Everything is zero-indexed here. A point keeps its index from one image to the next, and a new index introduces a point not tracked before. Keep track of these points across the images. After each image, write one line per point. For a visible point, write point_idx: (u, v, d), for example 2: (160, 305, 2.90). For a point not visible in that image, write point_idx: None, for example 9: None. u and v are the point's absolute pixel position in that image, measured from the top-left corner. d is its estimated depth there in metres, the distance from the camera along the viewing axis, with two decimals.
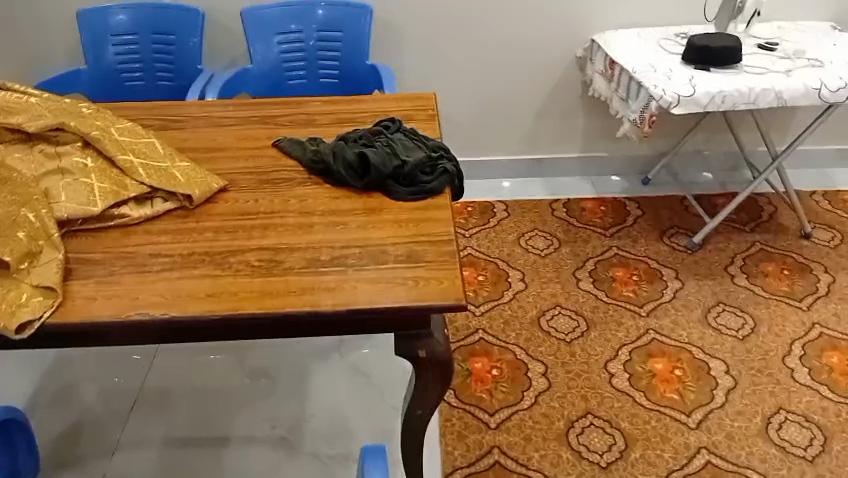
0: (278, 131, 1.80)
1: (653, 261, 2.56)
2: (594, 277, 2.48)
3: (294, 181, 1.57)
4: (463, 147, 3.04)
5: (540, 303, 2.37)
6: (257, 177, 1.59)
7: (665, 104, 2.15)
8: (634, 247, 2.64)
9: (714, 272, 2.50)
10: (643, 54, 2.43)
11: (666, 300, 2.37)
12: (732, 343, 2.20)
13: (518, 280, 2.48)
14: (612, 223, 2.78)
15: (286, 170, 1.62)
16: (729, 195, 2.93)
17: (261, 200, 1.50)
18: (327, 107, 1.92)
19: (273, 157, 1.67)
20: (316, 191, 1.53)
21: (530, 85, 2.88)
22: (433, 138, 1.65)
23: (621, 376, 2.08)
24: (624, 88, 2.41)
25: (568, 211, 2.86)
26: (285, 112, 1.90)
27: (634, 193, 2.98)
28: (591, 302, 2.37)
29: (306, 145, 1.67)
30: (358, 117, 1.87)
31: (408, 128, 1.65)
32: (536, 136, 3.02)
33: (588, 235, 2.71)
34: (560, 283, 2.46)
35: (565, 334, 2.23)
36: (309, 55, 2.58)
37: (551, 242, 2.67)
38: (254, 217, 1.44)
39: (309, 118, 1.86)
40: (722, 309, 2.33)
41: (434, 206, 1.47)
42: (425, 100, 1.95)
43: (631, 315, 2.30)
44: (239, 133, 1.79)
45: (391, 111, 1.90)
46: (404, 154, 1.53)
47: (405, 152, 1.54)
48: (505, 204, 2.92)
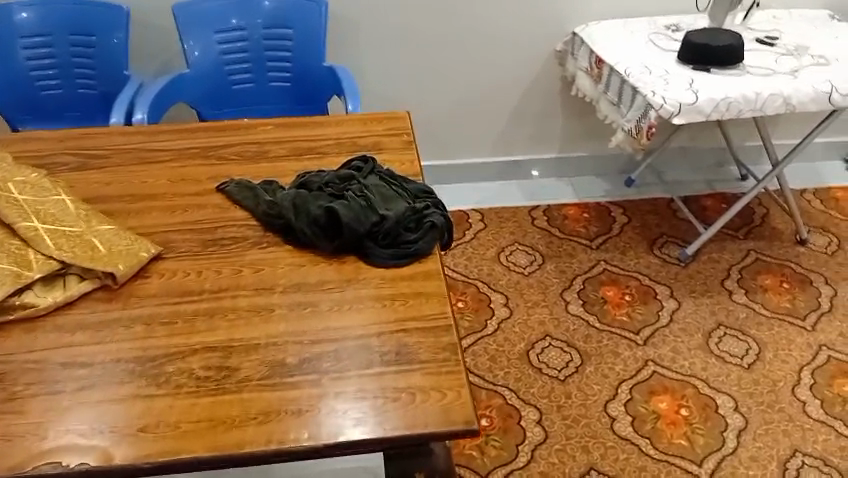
0: (223, 169, 1.49)
1: (644, 277, 2.35)
2: (583, 299, 2.26)
3: (246, 242, 1.28)
4: (433, 150, 2.75)
5: (528, 334, 2.14)
6: (199, 238, 1.29)
7: (666, 115, 1.91)
8: (623, 261, 2.42)
9: (710, 288, 2.31)
10: (633, 52, 2.17)
11: (663, 325, 2.17)
12: (737, 373, 2.02)
13: (503, 306, 2.24)
14: (597, 232, 2.56)
15: (235, 226, 1.32)
16: (718, 196, 2.74)
17: (205, 272, 1.21)
18: (281, 134, 1.62)
19: (218, 207, 1.37)
20: (274, 256, 1.24)
21: (505, 81, 2.61)
22: (416, 182, 1.37)
23: (624, 420, 1.88)
24: (615, 92, 2.15)
25: (549, 219, 2.63)
26: (231, 141, 1.59)
27: (618, 195, 2.75)
28: (583, 330, 2.15)
29: (259, 190, 1.37)
30: (320, 146, 1.57)
31: (385, 169, 1.36)
32: (511, 138, 2.76)
33: (572, 246, 2.49)
34: (548, 307, 2.23)
35: (557, 370, 2.02)
36: (256, 57, 2.25)
37: (533, 258, 2.44)
38: (196, 300, 1.15)
39: (260, 149, 1.56)
40: (723, 333, 2.15)
41: (422, 273, 1.20)
42: (398, 121, 1.66)
43: (626, 345, 2.10)
44: (175, 172, 1.47)
45: (359, 136, 1.60)
46: (383, 208, 1.24)
47: (384, 205, 1.26)
48: (481, 213, 2.66)
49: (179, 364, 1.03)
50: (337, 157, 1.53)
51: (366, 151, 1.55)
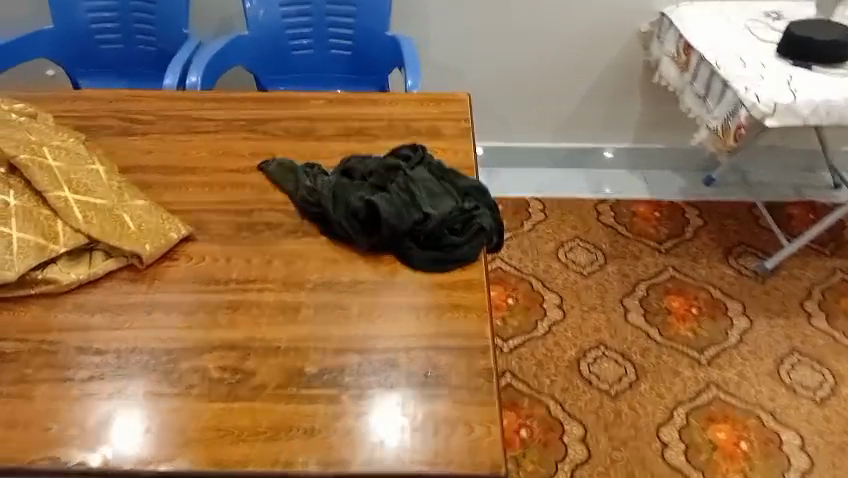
0: (267, 145, 1.40)
1: (714, 290, 2.18)
2: (645, 308, 2.12)
3: (281, 229, 1.19)
4: (498, 132, 2.60)
5: (580, 340, 2.02)
6: (233, 220, 1.21)
7: (759, 116, 1.70)
8: (694, 269, 2.25)
9: (787, 309, 2.12)
10: (727, 41, 1.96)
11: (730, 346, 2.01)
12: (807, 408, 1.84)
13: (556, 307, 2.13)
14: (667, 234, 2.38)
15: (272, 209, 1.24)
16: (805, 205, 2.49)
17: (234, 258, 1.13)
18: (332, 110, 1.52)
19: (257, 187, 1.29)
20: (308, 248, 1.15)
21: (581, 63, 2.43)
22: (469, 178, 1.25)
23: (676, 447, 1.74)
24: (702, 85, 1.95)
25: (616, 216, 2.46)
26: (279, 114, 1.50)
27: (694, 195, 2.55)
28: (641, 342, 2.02)
29: (299, 172, 1.28)
30: (371, 127, 1.46)
31: (436, 161, 1.25)
32: (582, 124, 2.58)
33: (638, 248, 2.32)
34: (604, 313, 2.10)
35: (608, 384, 1.90)
36: (320, 24, 2.16)
37: (594, 256, 2.29)
38: (222, 290, 1.07)
39: (308, 126, 1.46)
40: (796, 360, 1.97)
41: (464, 283, 1.09)
42: (456, 104, 1.53)
43: (687, 363, 1.96)
44: (218, 144, 1.40)
45: (413, 118, 1.49)
46: (427, 206, 1.14)
47: (429, 202, 1.15)
48: (542, 203, 2.52)
49: (195, 362, 0.97)
50: (388, 142, 1.42)
51: (419, 136, 1.44)
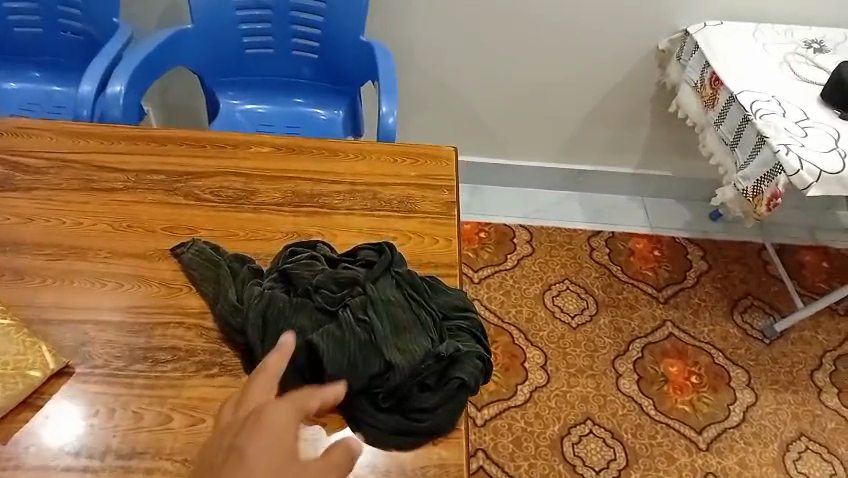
0: (188, 217, 1.08)
1: (717, 353, 1.93)
2: (639, 373, 1.87)
3: (188, 362, 0.88)
4: (484, 147, 2.28)
5: (564, 412, 1.77)
6: (126, 342, 0.90)
7: (801, 185, 1.41)
8: (695, 326, 2.00)
9: (795, 380, 1.87)
10: (761, 79, 1.65)
11: (732, 425, 1.76)
12: None
13: (538, 369, 1.86)
14: (667, 279, 2.12)
15: (180, 326, 0.92)
16: (818, 252, 2.24)
17: (120, 410, 0.83)
18: (278, 163, 1.19)
19: (164, 285, 0.98)
20: (222, 399, 0.85)
21: (586, 80, 2.10)
22: (451, 294, 0.95)
23: None
24: (730, 129, 1.63)
25: (611, 252, 2.18)
26: (208, 167, 1.17)
27: (699, 232, 2.27)
28: (633, 418, 1.77)
29: (223, 269, 0.97)
30: (324, 192, 1.14)
31: (407, 269, 0.94)
32: (580, 145, 2.26)
33: (634, 295, 2.07)
34: (594, 379, 1.85)
35: (594, 471, 1.66)
36: (280, 20, 1.77)
37: (585, 305, 2.02)
38: (97, 468, 0.78)
39: (245, 189, 1.14)
40: (804, 448, 1.72)
41: (427, 469, 0.80)
42: (436, 163, 1.22)
43: (684, 448, 1.71)
44: (126, 211, 1.08)
45: (380, 180, 1.17)
46: (389, 350, 0.83)
47: (393, 342, 0.84)
48: (530, 232, 2.21)
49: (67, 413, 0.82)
50: (345, 217, 1.10)
51: (386, 210, 1.12)
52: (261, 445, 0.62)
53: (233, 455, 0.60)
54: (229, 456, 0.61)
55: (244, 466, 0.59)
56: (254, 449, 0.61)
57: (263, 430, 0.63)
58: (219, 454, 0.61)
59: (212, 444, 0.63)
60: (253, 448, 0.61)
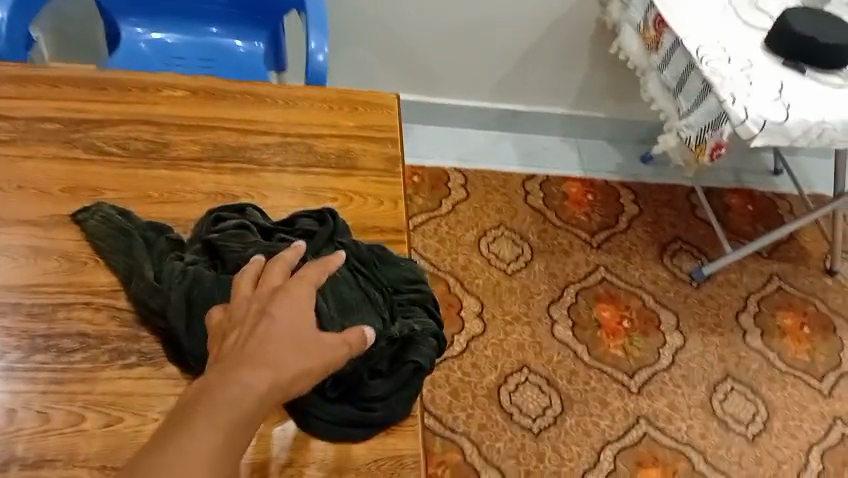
0: (92, 176, 0.93)
1: (647, 298, 1.93)
2: (573, 319, 1.84)
3: (100, 351, 0.76)
4: (416, 86, 2.15)
5: (501, 361, 1.72)
6: (23, 329, 0.77)
7: (745, 136, 1.40)
8: (627, 271, 1.98)
9: (721, 323, 1.92)
10: (706, 23, 1.60)
11: (662, 369, 1.79)
12: (737, 447, 1.69)
13: (475, 318, 1.79)
14: (599, 225, 2.08)
15: (88, 308, 0.80)
16: (744, 195, 2.28)
17: (20, 412, 0.71)
18: (196, 110, 1.04)
19: (67, 258, 0.84)
20: (144, 393, 0.74)
21: (524, 15, 2.00)
22: (401, 265, 0.87)
23: None
24: (674, 75, 1.60)
25: (546, 197, 2.11)
26: (112, 114, 1.00)
27: (630, 175, 2.25)
28: (569, 364, 1.75)
29: (136, 240, 0.84)
30: (252, 146, 1.01)
31: (351, 240, 0.86)
32: (516, 85, 2.18)
33: (568, 241, 2.02)
34: (530, 327, 1.80)
35: (531, 419, 1.64)
36: None
37: (520, 250, 1.96)
38: None
39: (158, 141, 0.99)
40: (730, 388, 1.79)
41: (383, 462, 0.73)
42: (376, 113, 1.10)
43: (616, 392, 1.72)
44: (16, 170, 0.92)
45: (315, 133, 1.05)
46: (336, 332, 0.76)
47: (339, 322, 0.77)
48: (464, 175, 2.11)
49: None
50: (277, 175, 0.98)
51: (324, 168, 1.01)
52: (288, 313, 0.68)
53: (261, 319, 0.67)
54: (259, 320, 0.67)
55: (272, 329, 0.66)
56: (281, 315, 0.67)
57: (286, 299, 0.69)
58: (248, 317, 0.68)
59: (240, 303, 0.69)
60: (279, 315, 0.67)
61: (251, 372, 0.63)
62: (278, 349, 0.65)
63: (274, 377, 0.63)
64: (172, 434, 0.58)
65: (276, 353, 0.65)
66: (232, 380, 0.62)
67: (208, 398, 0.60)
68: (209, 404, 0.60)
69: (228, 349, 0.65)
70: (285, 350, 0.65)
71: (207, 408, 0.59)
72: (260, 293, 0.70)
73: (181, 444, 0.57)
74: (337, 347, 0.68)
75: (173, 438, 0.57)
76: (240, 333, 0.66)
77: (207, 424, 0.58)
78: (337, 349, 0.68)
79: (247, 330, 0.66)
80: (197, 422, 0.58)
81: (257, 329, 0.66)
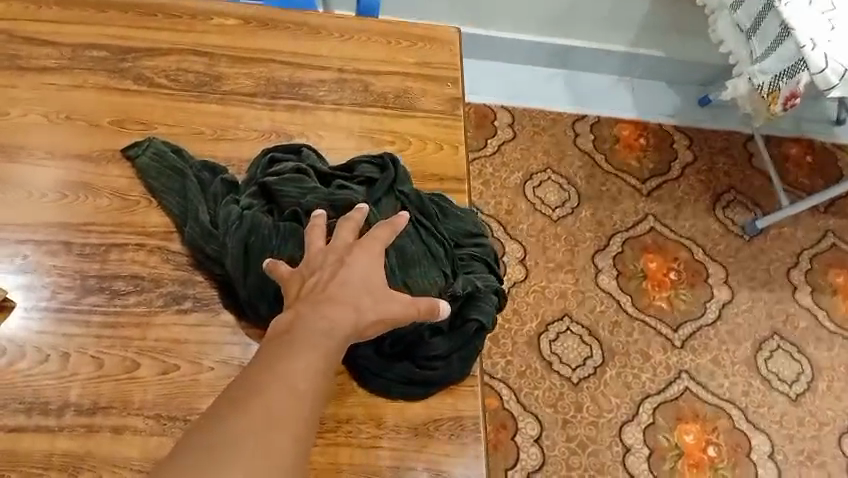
0: (141, 108, 0.89)
1: (697, 249, 1.82)
2: (619, 269, 1.74)
3: (154, 294, 0.74)
4: (460, 14, 1.96)
5: (543, 309, 1.66)
6: (77, 270, 0.75)
7: (822, 86, 1.29)
8: (676, 221, 1.85)
9: (772, 278, 1.79)
10: None
11: (708, 324, 1.70)
12: (781, 406, 1.61)
13: (517, 264, 1.71)
14: (651, 171, 1.93)
15: (141, 250, 0.77)
16: (805, 146, 2.09)
17: (75, 356, 0.70)
18: (247, 40, 0.98)
19: (118, 196, 0.81)
20: (199, 341, 0.72)
21: None
22: (462, 218, 0.84)
23: (639, 453, 1.51)
24: (748, 14, 1.47)
25: (596, 139, 1.96)
26: (161, 42, 0.95)
27: (689, 120, 2.05)
28: (611, 313, 1.67)
29: (189, 180, 0.81)
30: (306, 81, 0.96)
31: (412, 188, 0.82)
32: (569, 15, 1.97)
33: (617, 188, 1.89)
34: (573, 275, 1.72)
35: (570, 368, 1.59)
36: None
37: (566, 195, 1.85)
38: (54, 429, 0.65)
39: (208, 72, 0.94)
40: (776, 347, 1.69)
41: (440, 421, 0.71)
42: (436, 49, 1.03)
43: (659, 346, 1.65)
44: (63, 100, 0.88)
45: (371, 69, 0.99)
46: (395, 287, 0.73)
47: (400, 276, 0.74)
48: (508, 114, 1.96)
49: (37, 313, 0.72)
50: (332, 114, 0.93)
51: (381, 108, 0.96)
52: (364, 264, 0.67)
53: (338, 269, 0.66)
54: (335, 269, 0.66)
55: (348, 279, 0.65)
56: (359, 266, 0.66)
57: (363, 252, 0.67)
58: (325, 265, 0.66)
59: (315, 252, 0.68)
60: (356, 265, 0.66)
61: (330, 318, 0.62)
62: (356, 298, 0.64)
63: (353, 325, 0.63)
64: (255, 375, 0.58)
65: (353, 300, 0.64)
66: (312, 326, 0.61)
67: (289, 341, 0.61)
68: (291, 349, 0.60)
69: (305, 295, 0.64)
70: (363, 296, 0.64)
71: (289, 351, 0.60)
72: (336, 244, 0.68)
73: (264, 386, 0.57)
74: (411, 306, 0.65)
75: (260, 376, 0.58)
76: (316, 280, 0.65)
77: (289, 367, 0.59)
78: (411, 311, 0.65)
79: (324, 279, 0.65)
80: (282, 362, 0.59)
81: (334, 278, 0.65)
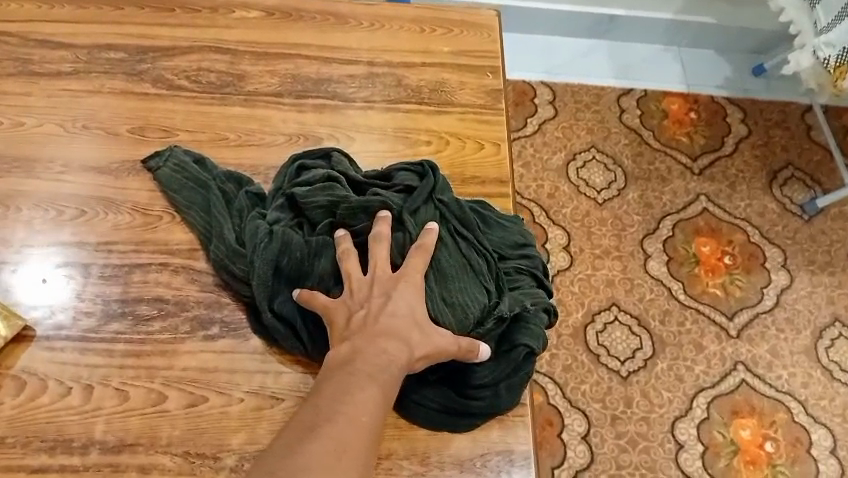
0: (162, 113, 0.84)
1: (752, 230, 1.48)
2: (669, 255, 1.43)
3: (179, 320, 0.70)
4: None
5: (589, 298, 1.37)
6: (99, 294, 0.71)
7: None
8: (731, 201, 1.51)
9: (833, 260, 1.45)
10: None
11: (765, 311, 1.38)
12: (844, 398, 1.31)
13: (561, 251, 1.41)
14: (702, 147, 1.57)
15: (165, 270, 0.73)
16: None
17: (99, 388, 0.66)
18: (271, 34, 0.92)
19: (139, 211, 0.76)
20: (229, 370, 0.68)
21: None
22: (508, 228, 0.77)
23: (692, 450, 1.24)
24: None
25: (643, 115, 1.60)
26: (181, 40, 0.89)
27: (752, 95, 1.65)
28: (660, 302, 1.37)
29: (212, 193, 0.75)
30: (335, 77, 0.89)
31: (453, 196, 0.75)
32: None
33: (666, 166, 1.54)
34: (620, 262, 1.41)
35: (618, 361, 1.31)
36: None
37: (610, 176, 1.51)
38: (78, 469, 0.62)
39: (230, 72, 0.88)
40: (837, 335, 1.37)
41: (488, 456, 0.66)
42: (473, 36, 0.95)
43: (713, 336, 1.35)
44: (77, 106, 0.83)
45: (401, 61, 0.91)
46: (434, 304, 0.68)
47: (438, 292, 0.68)
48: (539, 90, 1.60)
49: (58, 340, 0.68)
50: (363, 114, 0.87)
51: (416, 104, 0.89)
52: (411, 295, 0.65)
53: (385, 300, 0.64)
54: (383, 300, 0.64)
55: (398, 309, 0.64)
56: (404, 298, 0.65)
57: (407, 285, 0.66)
58: (370, 297, 0.65)
59: (358, 283, 0.66)
60: (403, 296, 0.65)
61: (382, 353, 0.61)
62: (406, 331, 0.63)
63: (404, 361, 0.62)
64: (312, 413, 0.57)
65: (405, 331, 0.63)
66: (363, 362, 0.61)
67: (342, 380, 0.60)
68: (345, 386, 0.59)
69: (353, 328, 0.63)
70: (414, 328, 0.63)
71: (343, 389, 0.59)
72: (379, 275, 0.66)
73: (322, 425, 0.56)
74: (452, 341, 0.64)
75: (318, 412, 0.57)
76: (363, 315, 0.64)
77: (345, 405, 0.58)
78: (453, 347, 0.64)
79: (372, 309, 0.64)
80: (339, 396, 0.58)
81: (383, 309, 0.64)
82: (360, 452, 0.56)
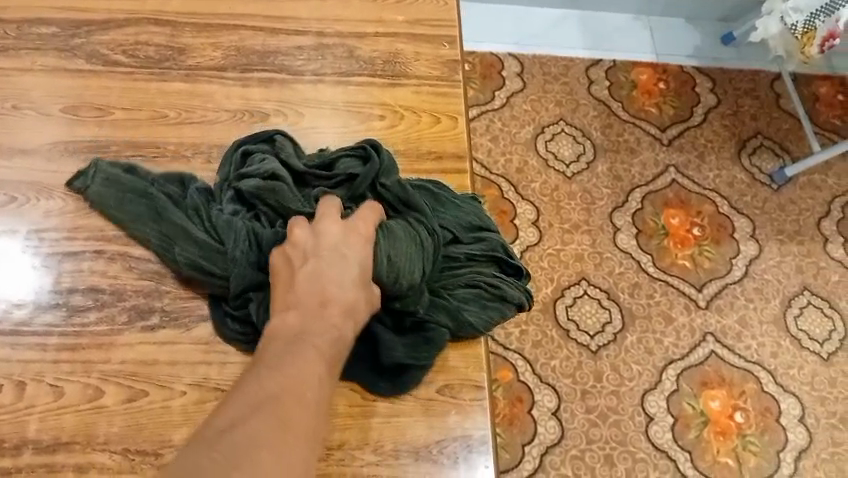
0: (97, 91, 0.79)
1: (721, 201, 1.46)
2: (639, 227, 1.41)
3: (117, 310, 0.66)
4: None
5: (558, 273, 1.34)
6: (31, 286, 0.67)
7: None
8: (700, 172, 1.49)
9: (801, 230, 1.44)
10: None
11: (734, 281, 1.37)
12: (811, 367, 1.31)
13: (530, 225, 1.38)
14: (671, 117, 1.54)
15: (100, 259, 0.69)
16: None
17: (31, 386, 0.62)
18: (214, 4, 0.86)
19: (73, 196, 0.72)
20: (170, 362, 0.64)
21: None
22: (462, 208, 0.74)
23: (663, 422, 1.23)
24: None
25: (613, 85, 1.57)
26: (117, 12, 0.84)
27: (720, 63, 1.63)
28: (629, 275, 1.36)
29: (153, 203, 0.68)
30: (283, 49, 0.84)
31: (399, 179, 0.72)
32: None
33: (635, 137, 1.51)
34: (589, 236, 1.39)
35: (589, 336, 1.29)
36: None
37: (580, 147, 1.48)
38: (10, 471, 0.58)
39: (171, 45, 0.83)
40: (806, 304, 1.36)
41: (443, 443, 0.64)
42: (427, 5, 0.91)
43: (682, 307, 1.34)
44: (5, 84, 0.78)
45: (352, 32, 0.87)
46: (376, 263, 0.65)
47: (384, 250, 0.65)
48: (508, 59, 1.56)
49: None
50: (313, 88, 0.82)
51: (369, 76, 0.84)
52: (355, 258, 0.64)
53: (331, 264, 0.63)
54: (328, 265, 0.63)
55: (343, 274, 0.62)
56: (351, 261, 0.63)
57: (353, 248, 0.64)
58: (315, 262, 0.63)
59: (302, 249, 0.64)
60: (348, 260, 0.63)
61: (327, 322, 0.59)
62: (351, 296, 0.61)
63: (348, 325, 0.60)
64: (258, 380, 0.54)
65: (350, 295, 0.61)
66: (311, 328, 0.58)
67: (289, 346, 0.57)
68: (294, 353, 0.56)
69: (298, 294, 0.61)
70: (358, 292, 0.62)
71: (290, 354, 0.56)
72: (323, 239, 0.64)
73: (269, 390, 0.52)
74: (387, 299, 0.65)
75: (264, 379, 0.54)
76: (308, 280, 0.62)
77: (293, 369, 0.55)
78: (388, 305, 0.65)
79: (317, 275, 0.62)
80: (286, 362, 0.55)
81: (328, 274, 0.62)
82: (312, 414, 0.52)
